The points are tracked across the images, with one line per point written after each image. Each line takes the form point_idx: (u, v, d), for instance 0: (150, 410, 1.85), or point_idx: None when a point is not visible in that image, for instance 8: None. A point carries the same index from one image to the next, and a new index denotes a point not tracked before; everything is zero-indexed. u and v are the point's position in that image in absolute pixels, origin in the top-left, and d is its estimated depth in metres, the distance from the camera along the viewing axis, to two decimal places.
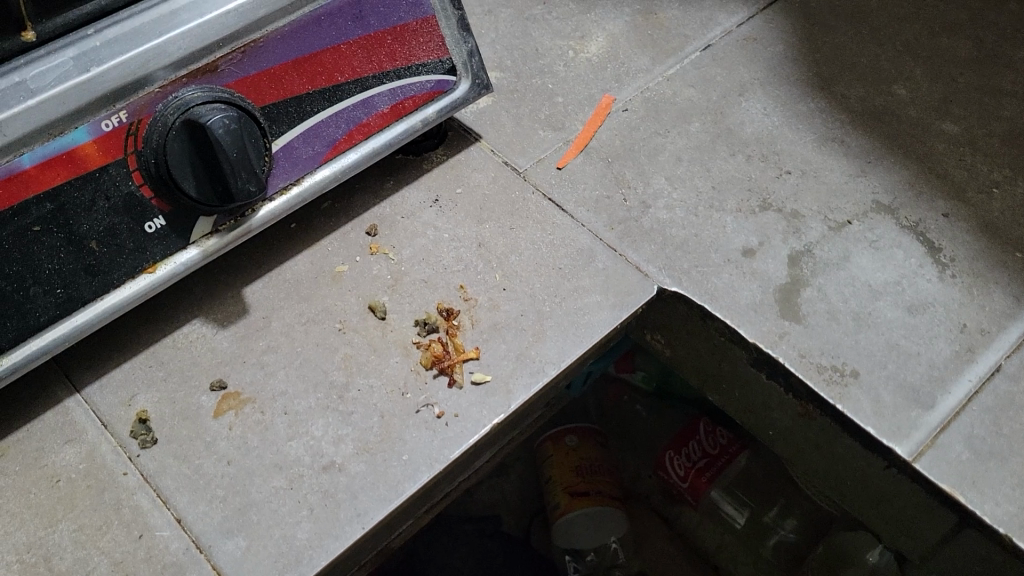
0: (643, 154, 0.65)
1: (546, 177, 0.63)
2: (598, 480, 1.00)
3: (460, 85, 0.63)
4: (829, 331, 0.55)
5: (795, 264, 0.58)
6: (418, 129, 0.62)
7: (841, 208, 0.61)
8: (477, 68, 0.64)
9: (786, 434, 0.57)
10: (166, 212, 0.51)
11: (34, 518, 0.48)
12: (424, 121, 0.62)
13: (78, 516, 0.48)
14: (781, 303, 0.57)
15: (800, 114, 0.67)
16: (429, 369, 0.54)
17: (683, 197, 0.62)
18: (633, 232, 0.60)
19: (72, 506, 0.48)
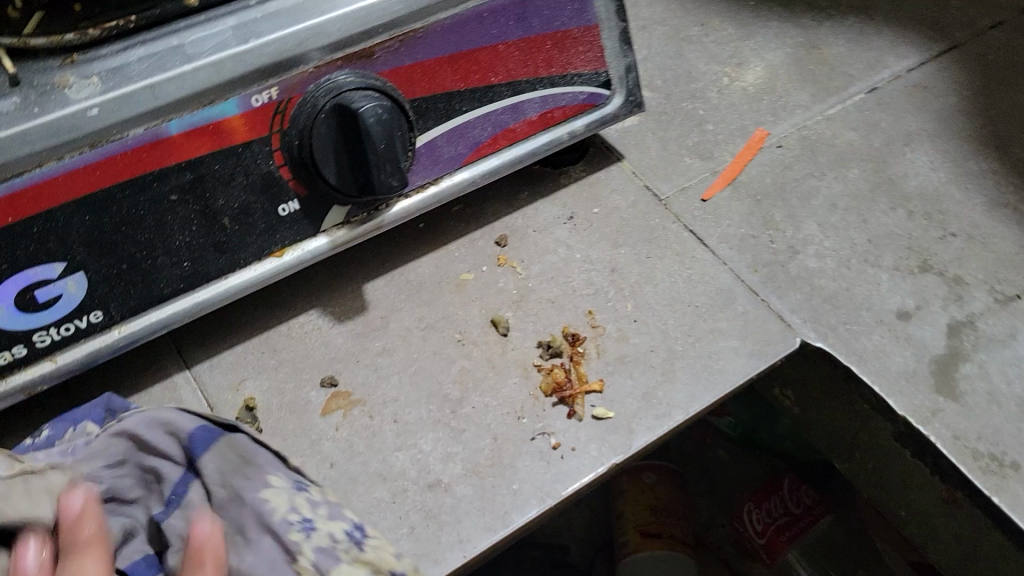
0: (794, 195, 0.60)
1: (689, 207, 0.60)
2: (672, 521, 0.95)
3: (613, 100, 0.59)
4: (991, 415, 0.50)
5: (955, 335, 0.54)
6: (564, 142, 0.59)
7: (1010, 280, 0.56)
8: (632, 84, 0.59)
9: (921, 518, 0.53)
10: (301, 197, 0.50)
11: (264, 462, 0.43)
12: (571, 134, 0.58)
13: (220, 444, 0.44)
14: (936, 375, 0.52)
15: (971, 172, 0.62)
16: (549, 396, 0.50)
17: (836, 246, 0.58)
18: (778, 278, 0.56)
19: (280, 459, 0.44)
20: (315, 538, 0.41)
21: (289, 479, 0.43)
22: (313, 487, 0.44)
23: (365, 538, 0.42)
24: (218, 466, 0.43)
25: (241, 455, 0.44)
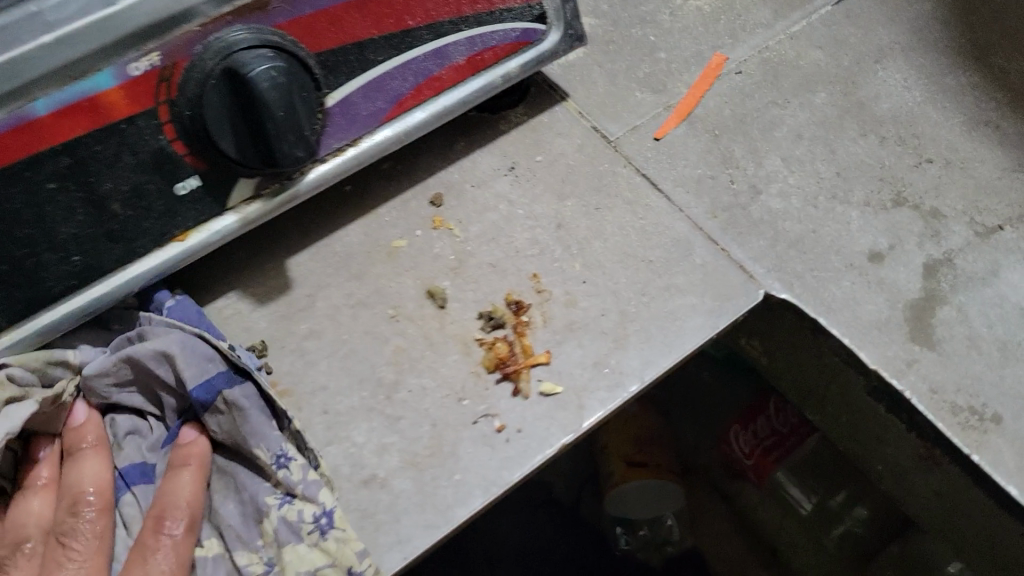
0: (756, 128, 0.55)
1: (641, 148, 0.54)
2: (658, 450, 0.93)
3: (550, 36, 0.53)
4: (971, 364, 0.46)
5: (931, 275, 0.49)
6: (499, 86, 0.53)
7: (991, 210, 0.51)
8: (570, 15, 0.53)
9: (897, 471, 0.49)
10: (201, 172, 0.44)
11: (253, 421, 0.43)
12: (506, 78, 0.52)
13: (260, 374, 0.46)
14: (912, 323, 0.48)
15: (948, 88, 0.56)
16: (492, 373, 0.46)
17: (802, 183, 0.53)
18: (739, 223, 0.51)
19: (269, 417, 0.44)
20: (287, 511, 0.42)
21: (272, 450, 0.42)
22: (298, 459, 0.43)
23: (331, 523, 0.41)
24: (221, 415, 0.44)
25: (238, 409, 0.43)
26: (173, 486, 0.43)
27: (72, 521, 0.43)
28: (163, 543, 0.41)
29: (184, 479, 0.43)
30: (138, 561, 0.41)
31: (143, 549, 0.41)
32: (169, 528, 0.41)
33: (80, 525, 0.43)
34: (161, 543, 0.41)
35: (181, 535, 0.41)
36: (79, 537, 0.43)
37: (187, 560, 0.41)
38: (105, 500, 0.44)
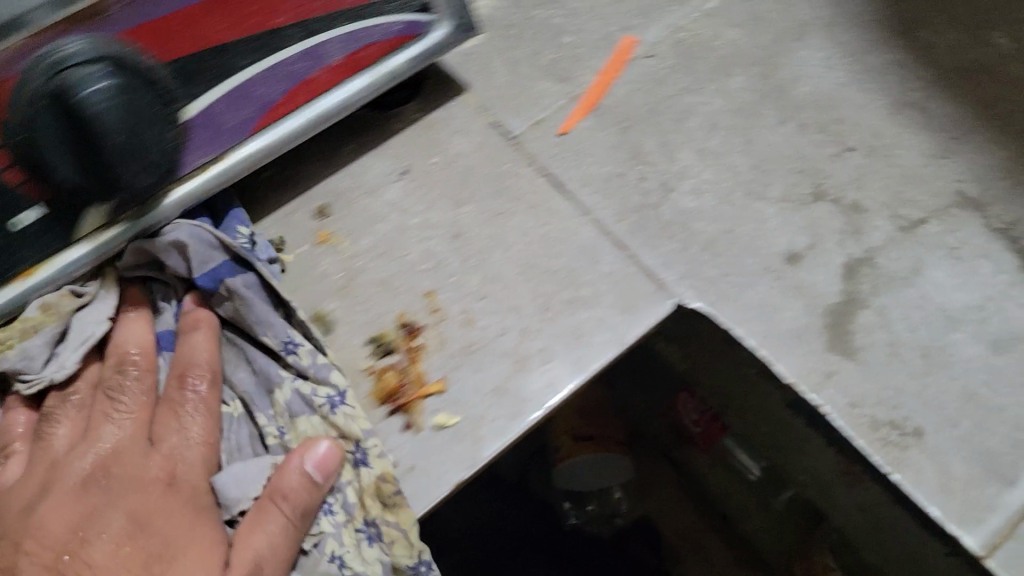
0: (668, 118, 0.51)
1: (544, 145, 0.50)
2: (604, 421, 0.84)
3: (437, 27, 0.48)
4: (891, 373, 0.44)
5: (852, 277, 0.46)
6: (384, 84, 0.48)
7: (915, 201, 0.48)
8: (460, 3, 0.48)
9: (822, 483, 0.48)
10: (45, 201, 0.39)
11: (257, 308, 0.44)
12: (392, 75, 0.48)
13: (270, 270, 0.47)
14: (830, 330, 0.45)
15: (872, 67, 0.53)
16: (382, 406, 0.43)
17: (717, 178, 0.49)
18: (648, 225, 0.48)
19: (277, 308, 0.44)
20: (300, 386, 0.43)
21: (280, 337, 0.44)
22: (306, 343, 0.43)
23: (342, 402, 0.42)
24: (226, 304, 0.44)
25: (242, 299, 0.44)
26: (186, 351, 0.44)
27: (116, 378, 0.44)
28: (190, 398, 0.43)
29: (197, 342, 0.44)
30: (171, 416, 0.43)
31: (170, 404, 0.43)
32: (193, 383, 0.43)
33: (125, 381, 0.44)
34: (186, 400, 0.43)
35: (206, 391, 0.43)
36: (125, 389, 0.44)
37: (215, 410, 0.43)
38: (149, 361, 0.45)
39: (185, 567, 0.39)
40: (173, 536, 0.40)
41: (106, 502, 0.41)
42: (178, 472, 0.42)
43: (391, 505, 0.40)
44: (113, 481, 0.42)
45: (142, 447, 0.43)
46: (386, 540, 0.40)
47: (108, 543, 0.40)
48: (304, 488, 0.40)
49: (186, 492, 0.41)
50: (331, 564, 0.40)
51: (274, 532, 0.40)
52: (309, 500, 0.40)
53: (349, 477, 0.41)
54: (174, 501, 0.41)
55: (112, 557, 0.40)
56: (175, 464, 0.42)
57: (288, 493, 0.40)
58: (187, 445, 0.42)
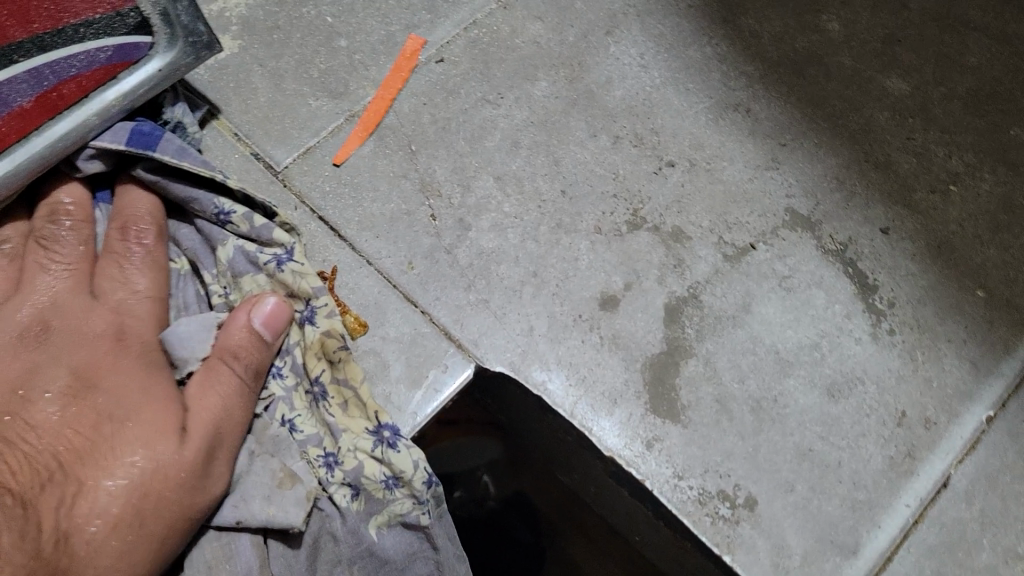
0: (461, 137, 0.44)
1: (315, 180, 0.42)
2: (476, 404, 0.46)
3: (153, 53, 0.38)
4: (720, 435, 0.39)
5: (674, 319, 0.41)
6: (98, 127, 0.37)
7: (741, 224, 0.43)
8: (185, 19, 0.39)
9: (656, 548, 0.42)
10: None
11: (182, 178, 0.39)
12: (104, 114, 0.37)
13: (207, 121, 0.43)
14: (651, 388, 0.39)
15: (691, 64, 0.47)
16: None
17: (519, 211, 0.42)
18: (441, 274, 0.41)
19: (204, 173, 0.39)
20: (245, 244, 0.39)
21: (210, 209, 0.39)
22: (240, 209, 0.39)
23: (289, 260, 0.39)
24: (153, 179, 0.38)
25: (159, 183, 0.38)
26: (125, 199, 0.38)
27: (47, 224, 0.37)
28: (136, 250, 0.37)
29: (139, 194, 0.38)
30: (114, 265, 0.37)
31: (112, 254, 0.37)
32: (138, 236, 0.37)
33: (58, 226, 0.37)
34: (130, 252, 0.37)
35: (152, 244, 0.38)
36: (60, 235, 0.37)
37: (162, 266, 0.38)
38: (84, 211, 0.38)
39: (142, 428, 0.33)
40: (127, 398, 0.33)
41: (48, 355, 0.34)
42: (127, 324, 0.36)
43: (336, 362, 0.37)
44: (52, 333, 0.34)
45: (83, 298, 0.36)
46: (334, 400, 0.37)
47: (54, 405, 0.32)
48: (253, 343, 0.35)
49: (139, 347, 0.35)
50: (282, 429, 0.36)
51: (230, 393, 0.34)
52: (262, 357, 0.36)
53: (295, 338, 0.38)
54: (126, 354, 0.35)
55: (56, 426, 0.32)
56: (124, 316, 0.36)
57: (236, 350, 0.35)
58: (135, 296, 0.36)
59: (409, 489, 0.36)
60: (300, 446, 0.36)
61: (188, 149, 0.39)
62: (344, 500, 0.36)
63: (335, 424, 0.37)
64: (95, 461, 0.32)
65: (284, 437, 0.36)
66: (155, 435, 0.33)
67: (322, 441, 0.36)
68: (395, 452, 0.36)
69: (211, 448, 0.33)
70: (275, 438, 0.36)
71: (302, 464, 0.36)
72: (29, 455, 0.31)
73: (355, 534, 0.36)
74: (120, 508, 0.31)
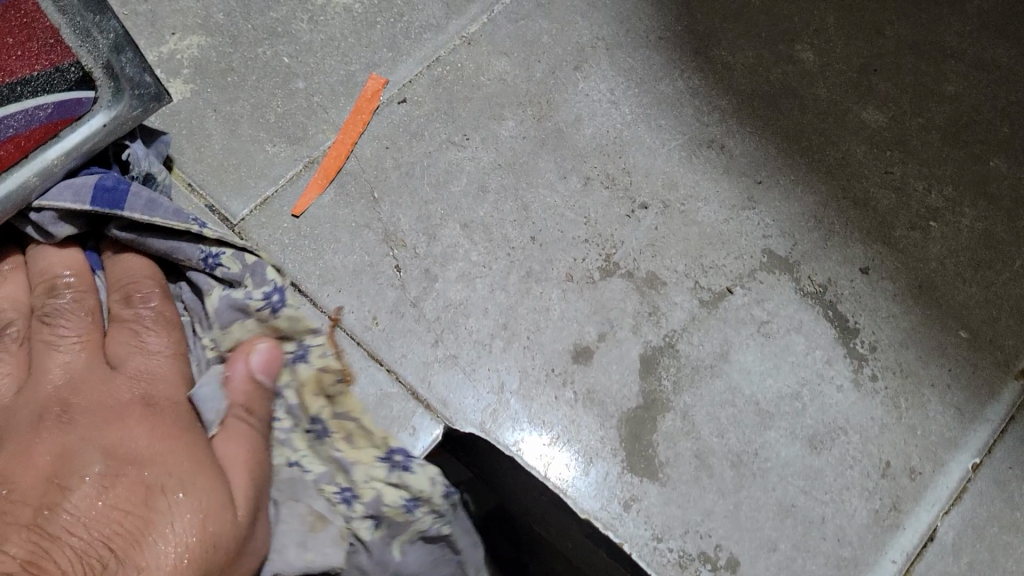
0: (426, 182, 0.42)
1: (274, 233, 0.40)
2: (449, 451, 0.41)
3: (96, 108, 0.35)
4: (699, 493, 0.37)
5: (650, 371, 0.39)
6: (38, 187, 0.35)
7: (717, 267, 0.42)
8: (131, 68, 0.35)
9: None
10: None
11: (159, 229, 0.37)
12: (47, 174, 0.35)
13: (163, 145, 0.40)
14: (629, 445, 0.38)
15: (662, 100, 0.45)
16: None
17: (487, 259, 0.41)
18: (408, 329, 0.39)
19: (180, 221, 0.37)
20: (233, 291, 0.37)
21: (194, 256, 0.37)
22: (227, 251, 0.37)
23: (282, 304, 0.37)
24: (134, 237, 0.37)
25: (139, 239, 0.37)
26: (122, 262, 0.38)
27: (47, 302, 0.36)
28: (147, 315, 0.37)
29: (134, 258, 0.38)
30: (127, 334, 0.36)
31: (121, 324, 0.37)
32: (143, 299, 0.37)
33: (60, 305, 0.36)
34: (139, 317, 0.37)
35: (159, 304, 0.37)
36: (69, 314, 0.37)
37: (175, 323, 0.38)
38: (85, 281, 0.37)
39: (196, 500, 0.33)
40: (165, 466, 0.33)
41: (79, 437, 0.34)
42: (152, 390, 0.36)
43: (334, 396, 0.37)
44: (79, 412, 0.35)
45: (103, 372, 0.36)
46: (337, 434, 0.36)
47: (92, 487, 0.32)
48: (255, 393, 0.36)
49: (169, 414, 0.35)
50: (292, 471, 0.37)
51: (252, 447, 0.36)
52: (264, 403, 0.36)
53: (288, 379, 0.37)
54: (157, 422, 0.35)
55: (97, 508, 0.31)
56: (149, 382, 0.36)
57: (251, 406, 0.36)
58: (156, 361, 0.36)
59: (430, 504, 0.36)
60: (313, 485, 0.36)
61: (157, 198, 0.37)
62: (368, 531, 0.36)
63: (342, 457, 0.36)
64: (143, 534, 0.31)
65: (298, 479, 0.36)
66: (200, 499, 0.33)
67: (335, 477, 0.36)
68: (410, 474, 0.36)
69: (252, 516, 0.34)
70: (289, 481, 0.36)
71: (323, 503, 0.36)
72: (76, 540, 0.30)
73: (383, 563, 0.36)
74: None
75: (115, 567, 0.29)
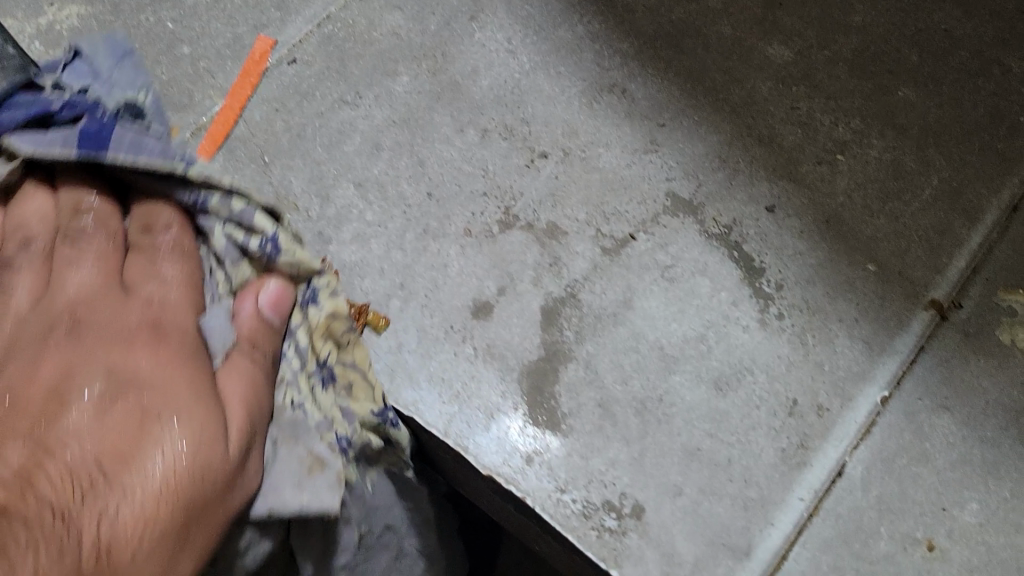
0: (318, 143, 0.41)
1: None
2: None
3: None
4: (603, 443, 0.37)
5: (551, 323, 0.39)
6: None
7: (620, 214, 0.41)
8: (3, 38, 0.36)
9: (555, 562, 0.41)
10: None
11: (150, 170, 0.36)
12: None
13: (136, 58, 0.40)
14: (530, 399, 0.37)
15: (561, 45, 0.44)
16: None
17: (382, 218, 0.40)
18: None
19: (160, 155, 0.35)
20: (232, 230, 0.37)
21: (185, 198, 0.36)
22: (214, 196, 0.36)
23: (277, 250, 0.36)
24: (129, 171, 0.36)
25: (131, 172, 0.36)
26: (146, 198, 0.37)
27: (71, 223, 0.36)
28: (164, 243, 0.36)
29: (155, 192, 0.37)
30: (144, 262, 0.36)
31: (140, 251, 0.36)
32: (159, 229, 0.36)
33: (82, 228, 0.36)
34: (157, 244, 0.36)
35: (177, 234, 0.36)
36: (90, 239, 0.36)
37: (192, 251, 0.37)
38: (112, 208, 0.37)
39: (190, 424, 0.31)
40: (164, 392, 0.32)
41: (80, 356, 0.33)
42: (161, 316, 0.35)
43: (344, 345, 0.37)
44: (85, 331, 0.34)
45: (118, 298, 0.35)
46: (341, 382, 0.37)
47: (87, 406, 0.31)
48: (260, 328, 0.36)
49: (176, 339, 0.34)
50: (296, 413, 0.35)
51: (256, 381, 0.35)
52: (272, 340, 0.36)
53: (299, 319, 0.37)
54: (163, 347, 0.33)
55: (94, 423, 0.31)
56: (157, 309, 0.35)
57: (256, 341, 0.36)
58: (166, 290, 0.35)
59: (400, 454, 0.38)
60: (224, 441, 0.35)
61: (143, 138, 0.35)
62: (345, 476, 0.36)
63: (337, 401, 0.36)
64: (131, 456, 0.30)
65: (301, 420, 0.35)
66: (196, 428, 0.31)
67: (334, 424, 0.36)
68: (396, 429, 0.37)
69: (247, 449, 0.33)
70: (293, 422, 0.35)
71: (324, 447, 0.35)
72: (67, 455, 0.30)
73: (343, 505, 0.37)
74: (163, 521, 0.29)
75: (101, 490, 0.29)
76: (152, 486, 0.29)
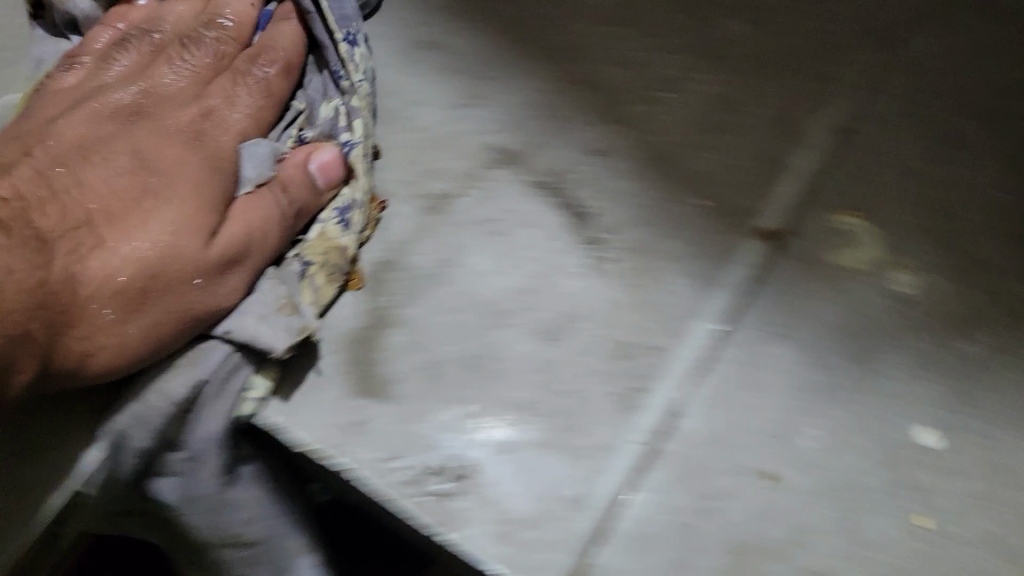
0: None
1: None
2: None
3: None
4: (431, 405, 0.36)
5: (377, 289, 0.39)
6: None
7: (439, 171, 0.42)
8: None
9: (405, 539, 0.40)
10: None
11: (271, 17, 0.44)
12: None
13: None
14: (358, 368, 0.37)
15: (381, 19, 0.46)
16: None
17: None
18: None
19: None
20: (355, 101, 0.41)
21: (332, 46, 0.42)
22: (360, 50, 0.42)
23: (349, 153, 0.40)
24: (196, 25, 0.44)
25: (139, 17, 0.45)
26: (273, 29, 0.43)
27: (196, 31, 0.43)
28: (257, 74, 0.41)
29: (285, 28, 0.43)
30: (233, 82, 0.41)
31: (232, 72, 0.42)
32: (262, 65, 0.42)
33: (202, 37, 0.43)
34: (253, 74, 0.41)
35: (274, 74, 0.41)
36: (198, 46, 0.43)
37: (278, 95, 0.42)
38: (242, 31, 0.44)
39: (165, 217, 0.36)
40: (172, 187, 0.37)
41: (143, 137, 0.39)
42: (202, 130, 0.40)
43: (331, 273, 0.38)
44: (140, 116, 0.40)
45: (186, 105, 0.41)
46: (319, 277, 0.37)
47: (106, 185, 0.36)
48: (302, 181, 0.38)
49: (162, 165, 0.38)
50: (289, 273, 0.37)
51: (261, 218, 0.37)
52: (306, 197, 0.38)
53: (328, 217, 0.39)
54: (153, 175, 0.37)
55: (107, 187, 0.36)
56: (206, 122, 0.40)
57: (288, 185, 0.38)
58: (240, 118, 0.40)
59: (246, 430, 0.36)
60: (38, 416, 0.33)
61: None
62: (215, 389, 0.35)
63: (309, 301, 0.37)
64: (128, 221, 0.35)
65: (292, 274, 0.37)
66: (176, 227, 0.36)
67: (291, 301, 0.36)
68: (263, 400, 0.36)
69: (231, 261, 0.36)
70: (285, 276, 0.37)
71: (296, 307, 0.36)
72: (76, 206, 0.35)
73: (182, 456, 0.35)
74: (125, 277, 0.34)
75: (75, 251, 0.34)
76: (110, 266, 0.34)
